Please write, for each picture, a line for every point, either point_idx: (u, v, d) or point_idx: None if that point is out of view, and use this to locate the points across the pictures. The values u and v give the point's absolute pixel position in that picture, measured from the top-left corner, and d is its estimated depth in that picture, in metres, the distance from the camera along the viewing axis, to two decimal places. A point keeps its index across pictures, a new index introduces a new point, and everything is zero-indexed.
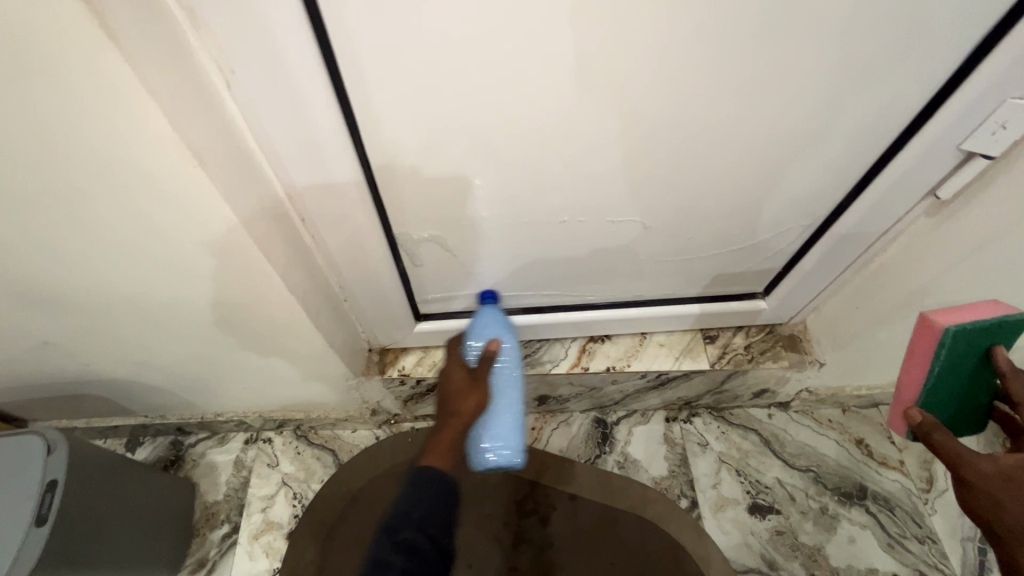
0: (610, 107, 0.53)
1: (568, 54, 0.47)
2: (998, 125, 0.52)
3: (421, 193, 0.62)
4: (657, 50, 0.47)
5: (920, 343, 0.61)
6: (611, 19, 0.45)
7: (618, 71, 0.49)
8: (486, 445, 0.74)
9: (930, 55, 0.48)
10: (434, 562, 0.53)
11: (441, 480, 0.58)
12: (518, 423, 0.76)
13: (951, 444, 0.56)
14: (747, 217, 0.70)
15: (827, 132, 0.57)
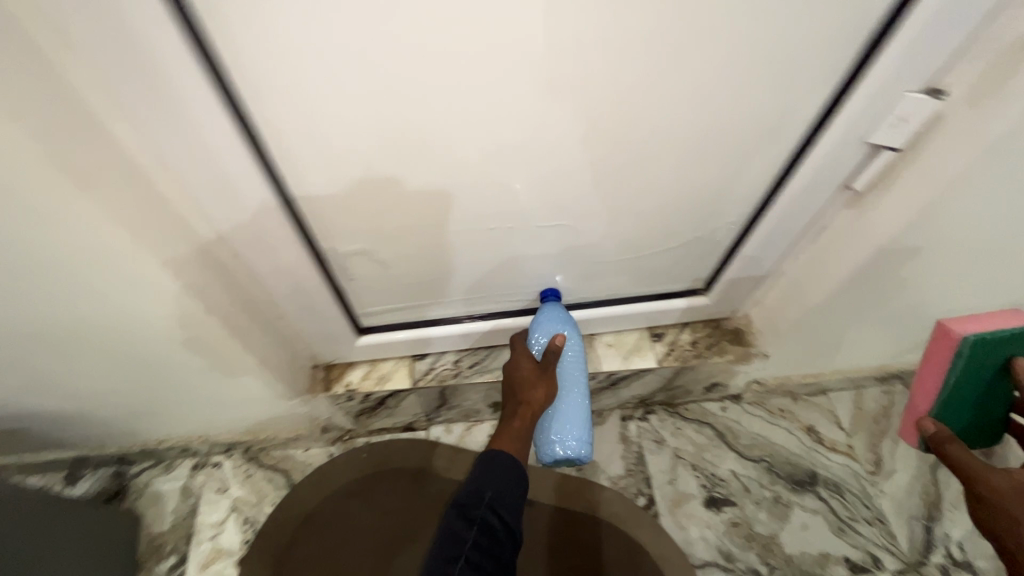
0: (522, 110, 0.52)
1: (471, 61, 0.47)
2: (898, 116, 0.53)
3: (343, 206, 0.61)
4: (561, 53, 0.47)
5: (938, 351, 0.71)
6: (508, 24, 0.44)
7: (526, 76, 0.49)
8: (555, 438, 0.80)
9: (826, 49, 0.49)
10: (501, 533, 0.65)
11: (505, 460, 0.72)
12: (583, 417, 0.82)
13: (961, 454, 0.72)
14: (676, 215, 0.70)
15: (742, 129, 0.58)
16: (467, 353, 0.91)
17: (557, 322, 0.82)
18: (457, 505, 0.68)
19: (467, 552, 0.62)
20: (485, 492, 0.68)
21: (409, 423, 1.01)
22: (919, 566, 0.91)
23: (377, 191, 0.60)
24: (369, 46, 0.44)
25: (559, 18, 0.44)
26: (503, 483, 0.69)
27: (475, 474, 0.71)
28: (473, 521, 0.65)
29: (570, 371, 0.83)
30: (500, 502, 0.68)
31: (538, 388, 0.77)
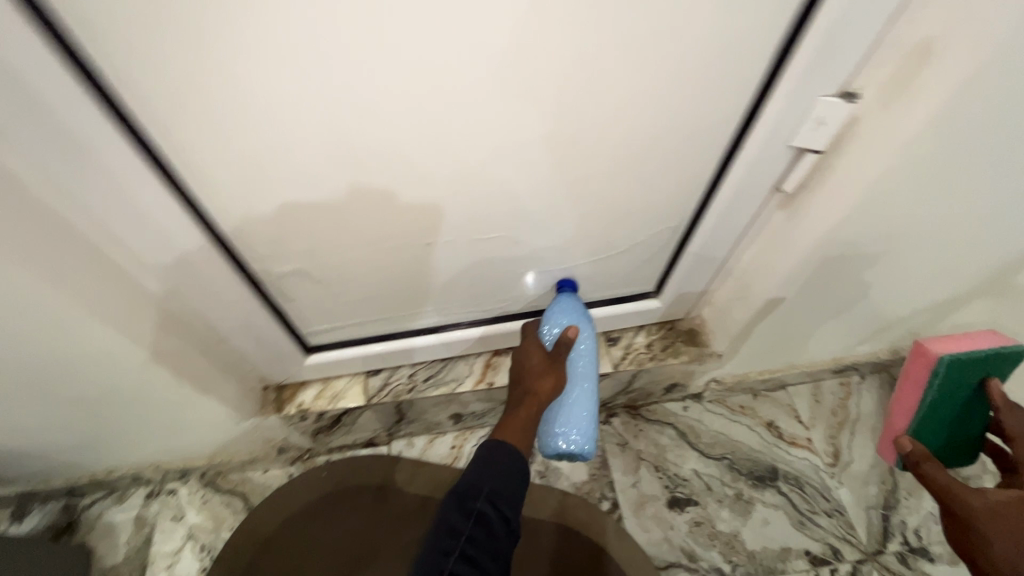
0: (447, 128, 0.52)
1: (384, 81, 0.46)
2: (816, 120, 0.54)
3: (272, 227, 0.60)
4: (475, 67, 0.47)
5: (920, 368, 0.82)
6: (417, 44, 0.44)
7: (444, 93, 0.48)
8: (559, 431, 0.78)
9: (739, 56, 0.50)
10: (501, 528, 0.63)
11: (509, 453, 0.69)
12: (590, 413, 0.79)
13: (937, 472, 0.78)
14: (616, 224, 0.71)
15: (670, 136, 0.58)
16: (422, 367, 0.91)
17: (572, 312, 0.79)
18: (457, 495, 0.66)
19: (462, 546, 0.61)
20: (485, 484, 0.66)
21: (370, 438, 1.00)
22: (877, 555, 0.93)
23: (305, 212, 0.59)
24: (274, 69, 0.43)
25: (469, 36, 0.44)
26: (504, 476, 0.67)
27: (478, 466, 0.69)
28: (471, 514, 0.63)
29: (580, 364, 0.81)
30: (500, 496, 0.66)
31: (544, 377, 0.76)
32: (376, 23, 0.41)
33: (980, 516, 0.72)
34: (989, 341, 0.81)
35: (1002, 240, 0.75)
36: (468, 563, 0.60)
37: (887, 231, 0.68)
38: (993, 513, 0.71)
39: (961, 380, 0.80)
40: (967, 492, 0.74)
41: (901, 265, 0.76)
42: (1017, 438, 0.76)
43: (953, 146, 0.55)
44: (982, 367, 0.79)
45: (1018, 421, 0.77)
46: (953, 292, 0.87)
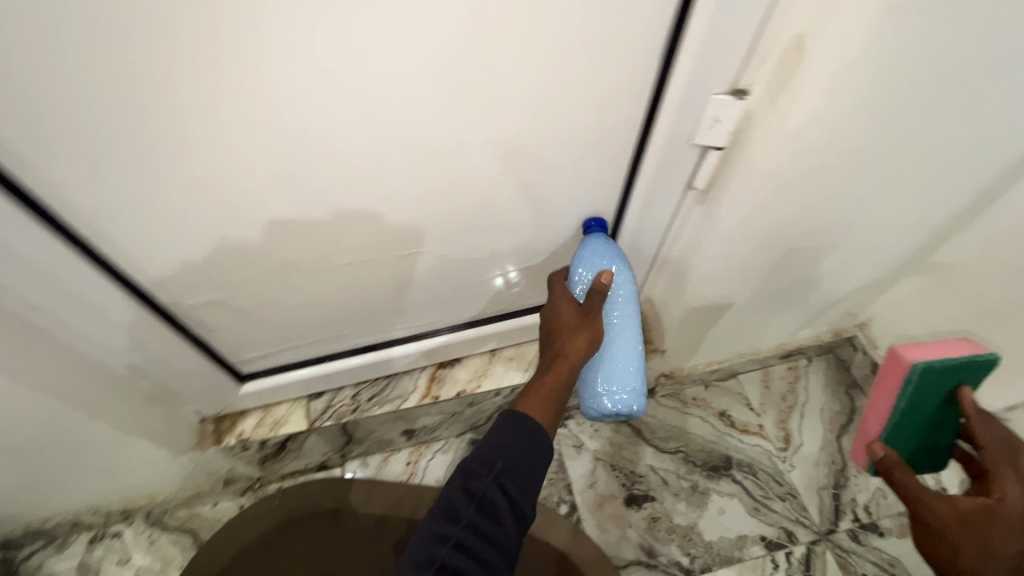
0: (343, 147, 0.52)
1: (269, 105, 0.46)
2: (712, 118, 0.54)
3: (178, 257, 0.59)
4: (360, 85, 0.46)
5: (890, 377, 0.72)
6: (297, 68, 0.43)
7: (336, 114, 0.48)
8: (602, 390, 0.71)
9: (624, 58, 0.51)
10: (508, 515, 0.55)
11: (527, 426, 0.60)
12: (636, 365, 0.72)
13: (910, 482, 0.70)
14: (539, 229, 0.72)
15: (575, 138, 0.59)
16: (365, 386, 0.90)
17: (605, 255, 0.70)
18: (464, 470, 0.57)
19: (460, 533, 0.53)
20: (496, 461, 0.57)
21: (322, 461, 0.98)
22: (830, 534, 0.95)
23: (213, 239, 0.57)
24: (150, 100, 0.43)
25: (348, 57, 0.44)
26: (518, 454, 0.58)
27: (491, 437, 0.60)
28: (475, 497, 0.55)
29: (619, 314, 0.72)
30: (512, 477, 0.56)
31: (578, 336, 0.67)
32: (247, 49, 0.41)
33: (949, 526, 0.65)
34: (964, 347, 0.71)
35: (914, 219, 0.77)
36: (465, 554, 0.52)
37: (801, 218, 0.70)
38: (963, 523, 0.64)
39: (932, 389, 0.70)
40: (936, 500, 0.67)
41: (823, 249, 0.79)
42: (988, 447, 0.67)
43: (846, 133, 0.57)
44: (956, 376, 0.70)
45: (990, 431, 0.68)
46: (879, 271, 0.90)
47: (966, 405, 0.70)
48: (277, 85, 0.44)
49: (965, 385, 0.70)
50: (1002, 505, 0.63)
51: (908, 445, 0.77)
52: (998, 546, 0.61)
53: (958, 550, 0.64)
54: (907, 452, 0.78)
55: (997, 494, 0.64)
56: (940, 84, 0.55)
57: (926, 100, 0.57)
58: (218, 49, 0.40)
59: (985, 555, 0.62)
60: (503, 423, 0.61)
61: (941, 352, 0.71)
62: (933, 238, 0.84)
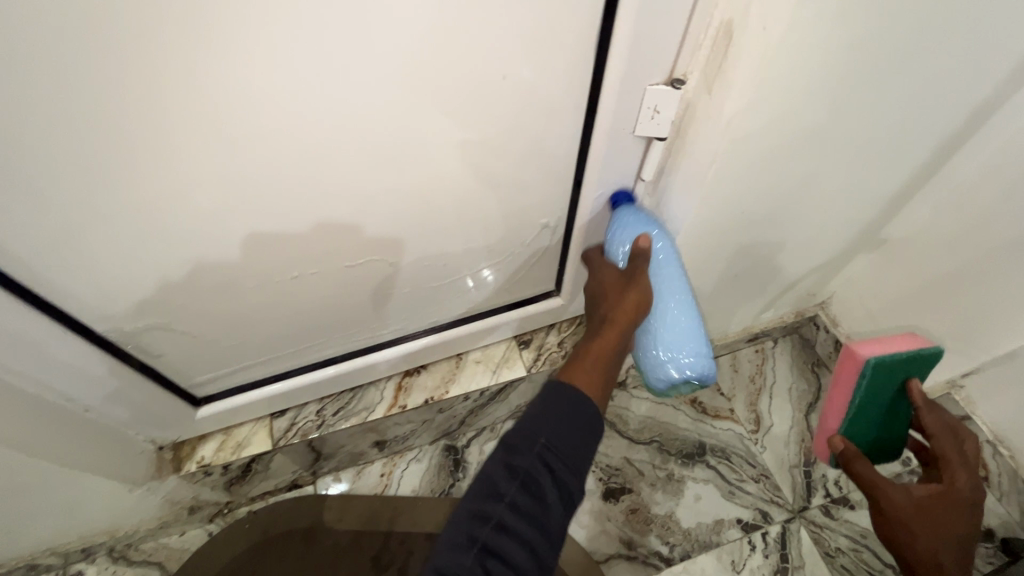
0: (276, 159, 0.50)
1: (191, 123, 0.43)
2: (652, 110, 0.57)
3: (110, 284, 0.55)
4: (287, 95, 0.44)
5: (846, 372, 0.75)
6: (213, 88, 0.41)
7: (266, 128, 0.46)
8: (665, 358, 0.67)
9: (558, 51, 0.50)
10: (552, 493, 0.51)
11: (569, 399, 0.56)
12: (695, 328, 0.67)
13: (870, 472, 0.70)
14: (493, 227, 0.71)
15: (521, 135, 0.58)
16: (330, 400, 0.88)
17: (634, 225, 0.68)
18: (504, 445, 0.54)
19: (501, 511, 0.50)
20: (538, 436, 0.53)
21: (293, 480, 0.96)
22: (804, 511, 0.96)
23: (149, 264, 0.55)
24: (63, 128, 0.40)
25: (270, 69, 0.42)
26: (561, 428, 0.53)
27: (533, 410, 0.56)
28: (517, 474, 0.51)
29: (665, 278, 0.68)
30: (556, 454, 0.52)
31: (627, 300, 0.65)
32: (158, 70, 0.39)
33: (904, 511, 0.66)
34: (908, 342, 0.76)
35: (862, 195, 0.79)
36: (506, 534, 0.49)
37: (753, 202, 0.70)
38: (918, 510, 0.66)
39: (886, 382, 0.73)
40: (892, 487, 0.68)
41: (777, 231, 0.79)
42: (935, 434, 0.71)
43: (785, 116, 0.58)
44: (904, 369, 0.73)
45: (938, 419, 0.72)
46: (835, 248, 0.92)
47: (915, 396, 0.73)
48: (197, 106, 0.42)
49: (913, 378, 0.74)
50: (953, 488, 0.67)
51: (867, 437, 0.78)
52: (948, 527, 0.65)
53: (916, 537, 0.64)
54: (866, 445, 0.79)
55: (946, 478, 0.68)
56: (871, 61, 0.56)
57: (861, 77, 0.57)
58: (126, 70, 0.38)
59: (938, 537, 0.64)
60: (546, 397, 0.56)
61: (889, 348, 0.75)
62: (882, 212, 0.86)
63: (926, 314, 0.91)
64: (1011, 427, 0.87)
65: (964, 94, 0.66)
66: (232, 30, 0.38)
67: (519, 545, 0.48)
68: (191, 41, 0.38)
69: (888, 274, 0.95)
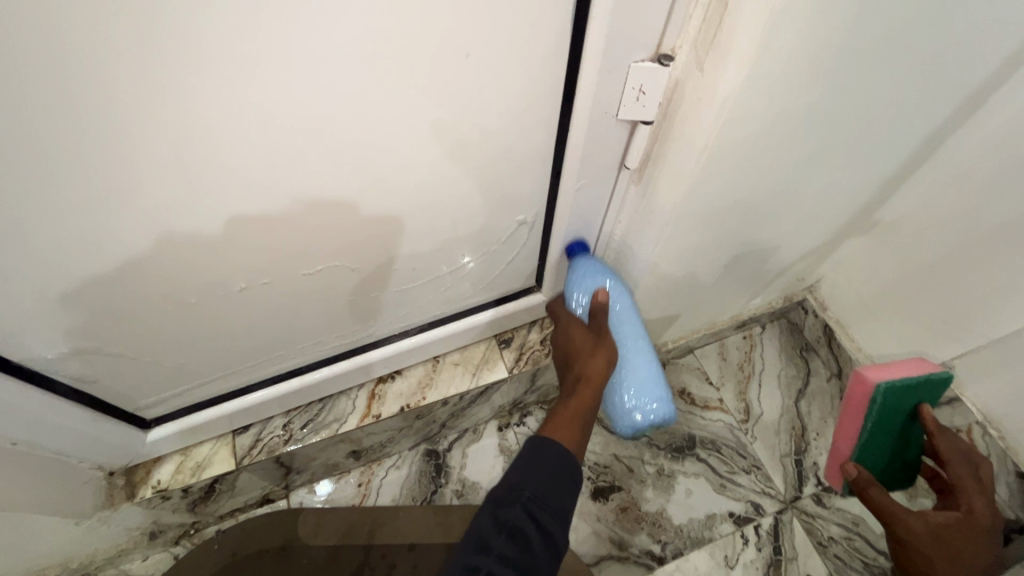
0: (209, 158, 0.43)
1: (92, 118, 0.36)
2: (637, 90, 0.51)
3: (23, 309, 0.48)
4: (212, 80, 0.37)
5: (856, 398, 0.76)
6: (106, 73, 0.34)
7: (186, 124, 0.39)
8: (630, 404, 0.68)
9: (528, 29, 0.44)
10: (541, 545, 0.50)
11: (555, 450, 0.56)
12: (656, 373, 0.70)
13: (885, 500, 0.72)
14: (465, 223, 0.65)
15: (489, 124, 0.52)
16: (298, 413, 0.82)
17: (592, 275, 0.73)
18: (491, 499, 0.54)
19: (490, 564, 0.48)
20: (525, 488, 0.53)
21: (264, 495, 0.90)
22: (796, 500, 0.94)
23: (72, 286, 0.48)
24: None
25: (185, 54, 0.35)
26: (547, 479, 0.54)
27: (518, 461, 0.56)
28: (504, 527, 0.51)
29: (625, 323, 0.72)
30: (542, 506, 0.52)
31: (596, 356, 0.66)
32: (32, 54, 0.32)
33: (923, 540, 0.70)
34: (920, 367, 0.77)
35: (859, 178, 0.75)
36: None
37: (745, 190, 0.66)
38: (934, 537, 0.69)
39: (896, 405, 0.74)
40: (912, 517, 0.71)
41: (771, 217, 0.75)
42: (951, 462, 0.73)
43: (783, 95, 0.52)
44: (916, 394, 0.75)
45: (950, 445, 0.74)
46: (827, 233, 0.88)
47: (928, 422, 0.75)
48: (89, 98, 0.35)
49: (925, 404, 0.75)
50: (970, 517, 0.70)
51: (878, 464, 0.80)
52: (968, 556, 0.68)
53: (936, 566, 0.68)
54: (879, 471, 0.80)
55: (964, 505, 0.71)
56: (876, 32, 0.50)
57: (865, 49, 0.52)
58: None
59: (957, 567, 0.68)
60: (531, 448, 0.57)
61: (898, 372, 0.76)
62: (876, 194, 0.83)
63: (919, 299, 0.88)
64: (1002, 409, 0.84)
65: (967, 67, 0.61)
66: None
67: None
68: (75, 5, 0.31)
69: (880, 257, 0.92)
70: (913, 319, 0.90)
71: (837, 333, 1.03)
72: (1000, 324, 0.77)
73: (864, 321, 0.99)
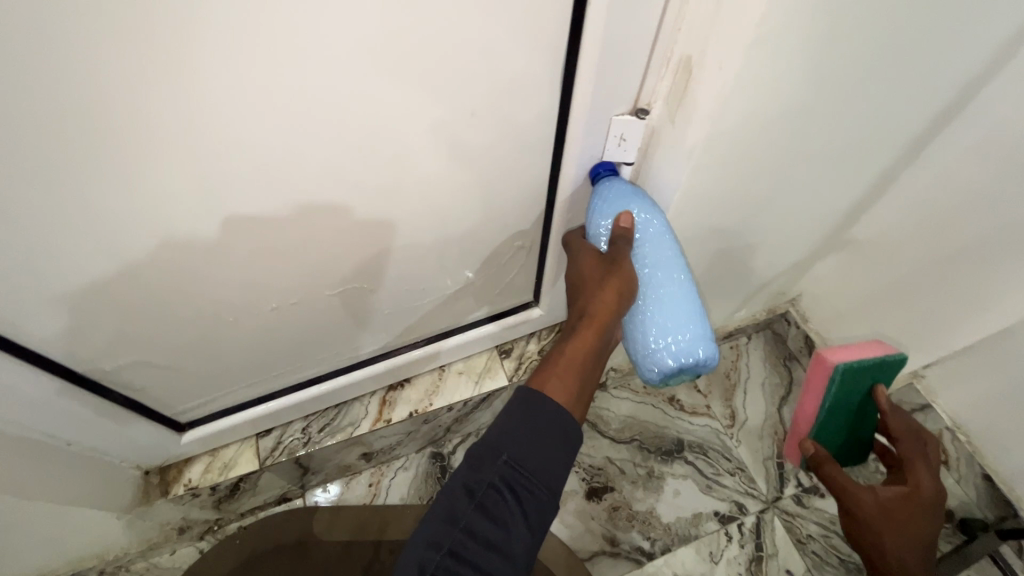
0: (266, 199, 0.52)
1: (173, 169, 0.45)
2: (619, 137, 0.60)
3: (92, 325, 0.57)
4: (278, 146, 0.47)
5: (817, 379, 0.83)
6: (190, 140, 0.43)
7: (249, 173, 0.49)
8: (658, 346, 0.63)
9: (521, 87, 0.52)
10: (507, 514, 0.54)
11: (540, 406, 0.58)
12: (688, 311, 0.64)
13: (839, 475, 0.80)
14: (469, 245, 0.73)
15: (489, 161, 0.60)
16: (315, 418, 0.89)
17: (617, 199, 0.64)
18: (469, 462, 0.57)
19: (456, 537, 0.53)
20: (502, 452, 0.56)
21: (282, 494, 0.97)
22: (777, 500, 1.01)
23: (131, 305, 0.57)
24: (50, 188, 0.42)
25: (257, 124, 0.45)
26: (523, 447, 0.56)
27: (500, 422, 0.58)
28: (475, 496, 0.55)
29: (655, 257, 0.65)
30: (517, 471, 0.55)
31: (605, 294, 0.63)
32: (132, 129, 0.41)
33: (873, 516, 0.76)
34: (876, 349, 0.83)
35: (828, 203, 0.82)
36: (458, 559, 0.52)
37: (721, 216, 0.73)
38: (882, 510, 0.76)
39: (852, 386, 0.82)
40: (862, 492, 0.78)
41: (749, 238, 0.82)
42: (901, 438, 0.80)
43: (750, 140, 0.60)
44: (871, 375, 0.82)
45: (901, 423, 0.81)
46: (803, 252, 0.95)
47: (880, 401, 0.82)
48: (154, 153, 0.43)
49: (879, 384, 0.83)
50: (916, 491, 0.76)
51: (833, 440, 0.88)
52: (913, 527, 0.75)
53: (884, 537, 0.75)
54: (835, 446, 0.89)
55: (912, 481, 0.77)
56: (830, 86, 0.58)
57: (822, 100, 0.60)
58: (83, 126, 0.39)
59: (903, 537, 0.74)
60: (518, 408, 0.58)
61: (858, 354, 0.83)
62: (846, 216, 0.90)
63: (889, 313, 0.95)
64: (968, 414, 0.91)
65: (917, 108, 0.69)
66: (171, 63, 0.38)
67: (482, 549, 0.53)
68: (142, 82, 0.38)
69: (852, 271, 0.99)
70: (884, 331, 0.97)
71: (817, 343, 1.10)
72: (965, 337, 0.85)
73: (840, 332, 1.06)
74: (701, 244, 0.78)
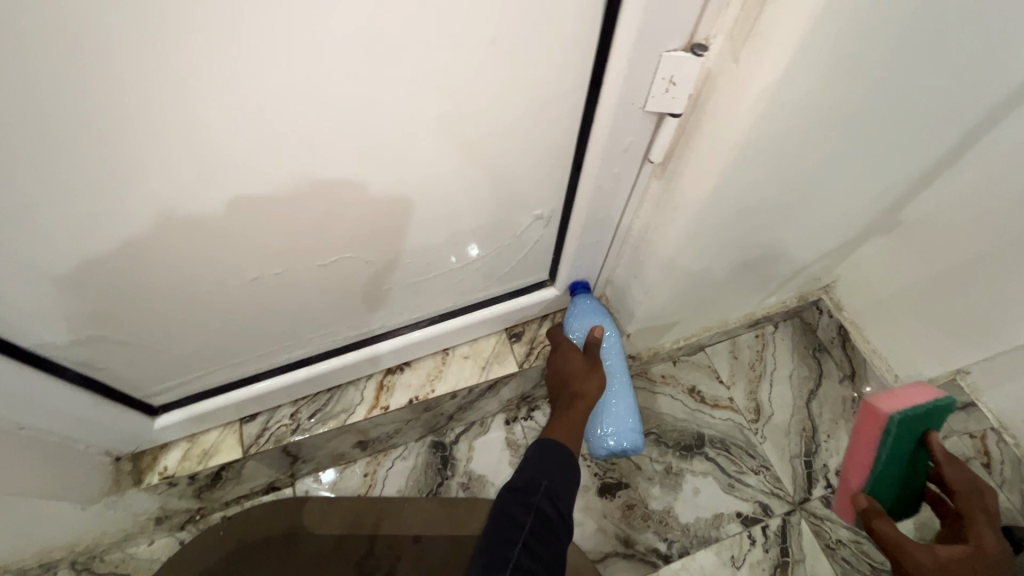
0: (234, 149, 0.41)
1: (108, 103, 0.35)
2: (667, 80, 0.50)
3: (30, 295, 0.47)
4: (231, 75, 0.36)
5: (868, 426, 0.75)
6: (129, 67, 0.33)
7: (208, 114, 0.38)
8: (606, 430, 0.76)
9: (553, 16, 0.42)
10: (559, 522, 0.60)
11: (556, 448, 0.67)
12: (631, 407, 0.78)
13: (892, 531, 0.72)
14: (484, 216, 0.64)
15: (510, 115, 0.50)
16: (305, 403, 0.81)
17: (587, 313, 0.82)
18: (513, 488, 0.63)
19: (524, 537, 0.58)
20: (543, 479, 0.63)
21: (270, 483, 0.90)
22: (804, 503, 0.94)
23: (75, 269, 0.47)
24: None
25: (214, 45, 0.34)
26: (556, 471, 0.64)
27: (532, 459, 0.66)
28: (531, 508, 0.60)
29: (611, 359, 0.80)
30: (557, 493, 0.63)
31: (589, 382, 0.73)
32: (43, 48, 0.31)
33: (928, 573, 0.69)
34: (926, 392, 0.76)
35: (888, 179, 0.72)
36: (530, 557, 0.57)
37: (771, 189, 0.63)
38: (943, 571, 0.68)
39: (909, 435, 0.73)
40: (918, 549, 0.70)
41: (795, 216, 0.72)
42: (959, 490, 0.74)
43: (820, 91, 0.49)
44: (926, 420, 0.74)
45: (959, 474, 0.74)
46: (848, 234, 0.86)
47: (935, 448, 0.74)
48: (78, 78, 0.33)
49: (933, 430, 0.74)
50: (980, 551, 0.70)
51: (890, 494, 0.79)
52: None
53: None
54: (890, 501, 0.79)
55: (973, 540, 0.71)
56: (930, 22, 0.46)
57: (916, 45, 0.48)
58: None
59: None
60: (539, 448, 0.67)
61: (910, 399, 0.75)
62: (902, 197, 0.80)
63: (938, 305, 0.86)
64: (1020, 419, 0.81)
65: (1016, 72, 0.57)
66: None
67: (549, 554, 0.58)
68: None
69: (904, 256, 0.89)
70: (929, 323, 0.88)
71: (853, 333, 1.02)
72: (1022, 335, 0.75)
73: (882, 324, 0.97)
74: (744, 220, 0.68)
